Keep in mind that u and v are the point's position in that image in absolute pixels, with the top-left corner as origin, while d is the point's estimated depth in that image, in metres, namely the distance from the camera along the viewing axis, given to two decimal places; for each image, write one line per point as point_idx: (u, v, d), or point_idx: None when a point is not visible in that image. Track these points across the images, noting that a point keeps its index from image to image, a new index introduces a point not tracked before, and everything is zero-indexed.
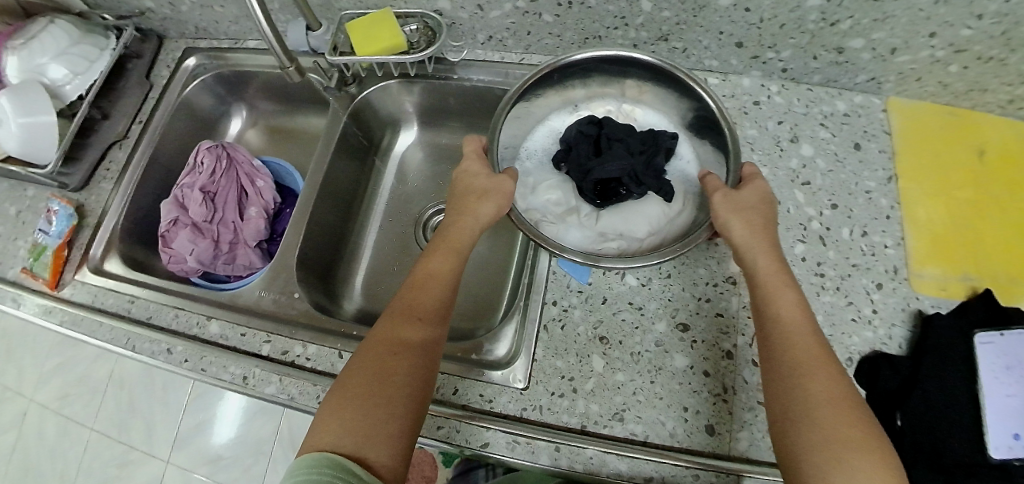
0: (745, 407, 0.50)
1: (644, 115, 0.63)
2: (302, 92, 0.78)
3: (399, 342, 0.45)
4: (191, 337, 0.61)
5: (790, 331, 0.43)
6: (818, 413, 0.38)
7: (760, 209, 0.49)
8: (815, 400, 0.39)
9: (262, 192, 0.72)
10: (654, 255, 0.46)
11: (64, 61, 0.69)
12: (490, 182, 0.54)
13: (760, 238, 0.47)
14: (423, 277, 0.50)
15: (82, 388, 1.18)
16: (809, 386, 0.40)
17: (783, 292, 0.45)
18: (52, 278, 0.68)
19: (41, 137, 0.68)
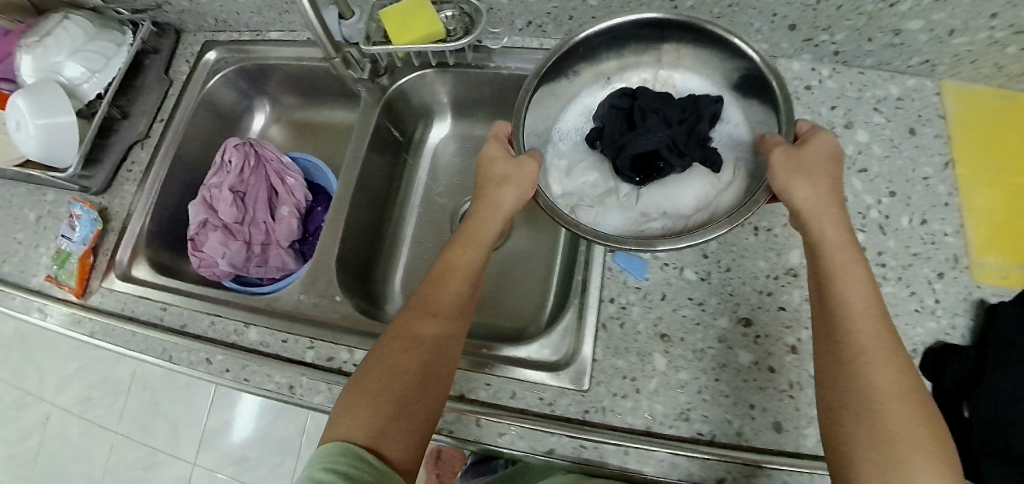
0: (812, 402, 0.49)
1: (684, 81, 0.56)
2: (329, 85, 0.75)
3: (416, 340, 0.45)
4: (229, 345, 0.58)
5: (855, 314, 0.40)
6: (876, 407, 0.37)
7: (826, 175, 0.44)
8: (875, 393, 0.37)
9: (292, 191, 0.69)
10: (696, 234, 0.41)
11: (81, 58, 0.66)
12: (511, 166, 0.49)
13: (826, 210, 0.43)
14: (444, 271, 0.49)
15: (104, 391, 1.16)
16: (870, 378, 0.38)
17: (849, 269, 0.42)
18: (78, 285, 0.65)
19: (59, 139, 0.64)
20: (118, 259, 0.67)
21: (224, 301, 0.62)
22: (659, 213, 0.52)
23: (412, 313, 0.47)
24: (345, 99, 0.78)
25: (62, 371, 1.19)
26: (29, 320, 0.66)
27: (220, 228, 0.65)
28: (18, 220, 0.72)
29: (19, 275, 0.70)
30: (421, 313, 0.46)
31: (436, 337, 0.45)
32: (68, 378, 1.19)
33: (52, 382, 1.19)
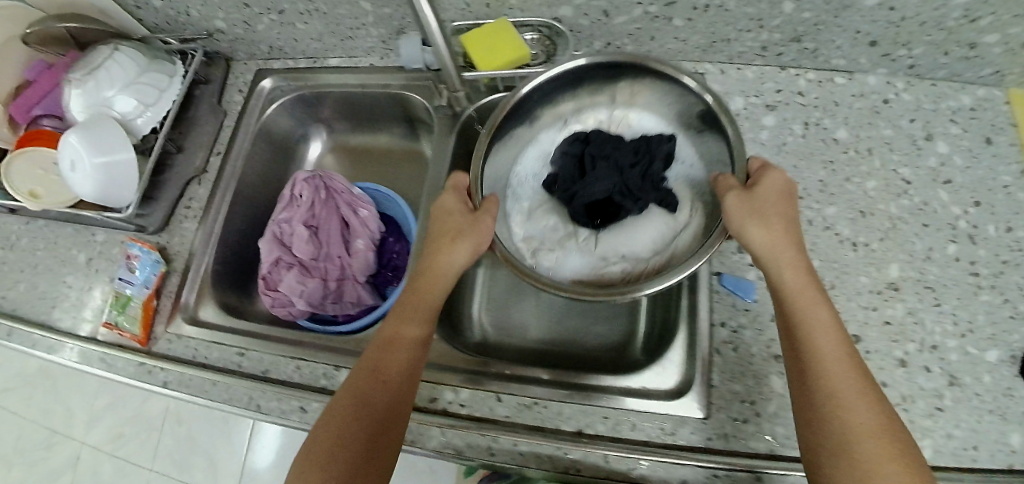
0: (923, 413, 0.50)
1: (640, 119, 0.62)
2: (385, 112, 0.75)
3: (387, 379, 0.45)
4: (319, 389, 0.55)
5: (823, 341, 0.41)
6: (856, 437, 0.37)
7: (783, 212, 0.46)
8: (849, 422, 0.38)
9: (365, 222, 0.68)
10: (653, 282, 0.44)
11: (134, 91, 0.62)
12: (467, 221, 0.51)
13: (783, 243, 0.45)
14: (405, 308, 0.50)
15: (136, 427, 1.13)
16: (841, 406, 0.38)
17: (814, 303, 0.43)
18: (143, 332, 0.62)
19: (118, 178, 0.61)
20: (183, 301, 0.64)
21: (308, 342, 0.60)
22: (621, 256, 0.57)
23: (375, 354, 0.47)
24: (399, 125, 0.77)
25: (93, 408, 1.16)
26: (92, 371, 0.63)
27: (294, 264, 0.64)
28: (69, 264, 0.69)
29: (75, 323, 0.66)
30: (385, 353, 0.47)
31: (402, 374, 0.46)
32: (98, 413, 1.15)
33: (82, 421, 1.16)
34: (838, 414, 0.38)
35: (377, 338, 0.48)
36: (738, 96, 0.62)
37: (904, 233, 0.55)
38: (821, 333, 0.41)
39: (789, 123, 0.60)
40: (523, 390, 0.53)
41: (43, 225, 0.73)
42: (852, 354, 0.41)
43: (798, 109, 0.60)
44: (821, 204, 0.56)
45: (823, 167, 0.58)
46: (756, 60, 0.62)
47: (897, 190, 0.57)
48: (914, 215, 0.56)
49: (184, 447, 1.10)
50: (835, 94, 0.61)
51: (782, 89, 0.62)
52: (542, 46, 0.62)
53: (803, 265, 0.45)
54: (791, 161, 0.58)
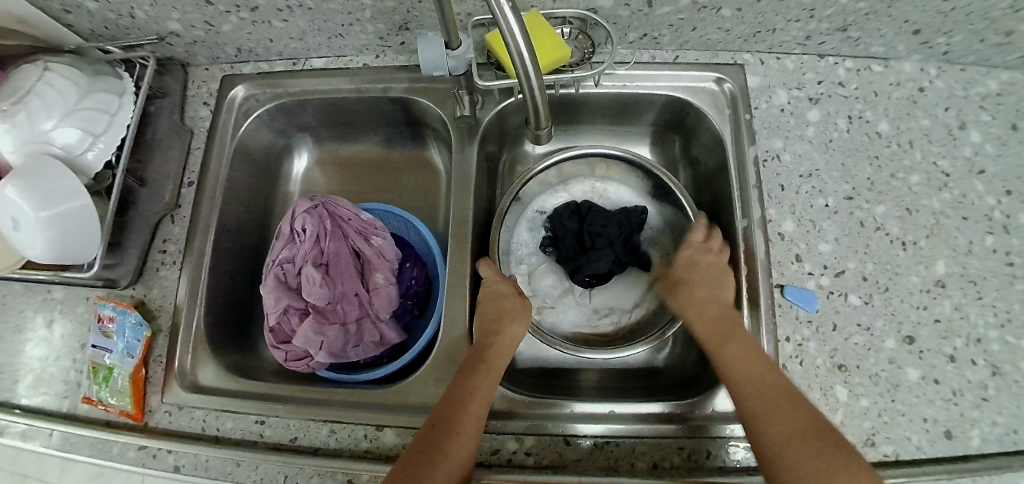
0: (971, 404, 0.50)
1: (618, 191, 0.68)
2: (382, 118, 0.66)
3: (456, 433, 0.41)
4: (364, 454, 0.49)
5: (750, 372, 0.45)
6: (789, 453, 0.40)
7: (705, 279, 0.54)
8: (781, 442, 0.41)
9: (381, 251, 0.60)
10: (632, 348, 0.54)
11: (78, 119, 0.50)
12: (520, 302, 0.53)
13: (697, 303, 0.53)
14: (479, 360, 0.48)
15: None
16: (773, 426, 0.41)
17: (732, 343, 0.48)
18: (136, 407, 0.53)
19: (75, 233, 0.49)
20: (177, 365, 0.55)
21: (340, 401, 0.52)
22: (608, 311, 0.63)
23: (441, 408, 0.44)
24: (399, 131, 0.69)
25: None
26: (78, 458, 0.54)
27: (307, 310, 0.56)
28: (31, 329, 0.60)
29: (47, 400, 0.57)
30: (454, 406, 0.43)
31: (471, 434, 0.42)
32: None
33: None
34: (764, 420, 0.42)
35: (449, 390, 0.45)
36: (781, 89, 0.61)
37: (946, 228, 0.55)
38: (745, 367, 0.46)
39: (834, 118, 0.59)
40: (591, 429, 0.49)
41: None
42: (780, 380, 0.44)
43: (840, 101, 0.60)
44: (870, 203, 0.56)
45: (869, 163, 0.57)
46: (796, 48, 0.61)
47: (938, 184, 0.57)
48: (955, 208, 0.56)
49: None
50: (874, 83, 0.60)
51: (824, 79, 0.61)
52: (576, 41, 0.56)
53: (730, 315, 0.51)
54: (841, 158, 0.58)
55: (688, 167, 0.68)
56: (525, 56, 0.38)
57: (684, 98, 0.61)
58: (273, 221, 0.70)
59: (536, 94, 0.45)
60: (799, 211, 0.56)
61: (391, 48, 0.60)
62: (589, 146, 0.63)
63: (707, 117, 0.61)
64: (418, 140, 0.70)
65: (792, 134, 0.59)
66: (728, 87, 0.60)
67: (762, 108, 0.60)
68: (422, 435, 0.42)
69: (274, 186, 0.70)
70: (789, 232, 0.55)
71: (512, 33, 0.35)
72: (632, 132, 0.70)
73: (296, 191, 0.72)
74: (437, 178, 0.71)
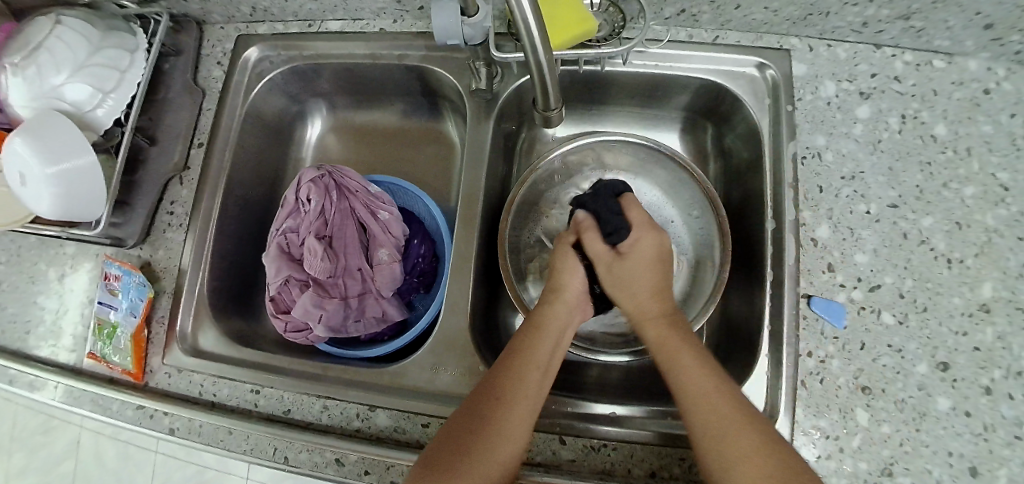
0: (1003, 442, 0.45)
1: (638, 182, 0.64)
2: (397, 86, 0.63)
3: (496, 439, 0.38)
4: (355, 433, 0.48)
5: (697, 396, 0.38)
6: (715, 442, 0.35)
7: (651, 279, 0.45)
8: (709, 436, 0.36)
9: (387, 226, 0.57)
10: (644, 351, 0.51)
11: (88, 76, 0.50)
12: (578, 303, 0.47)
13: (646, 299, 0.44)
14: (524, 353, 0.42)
15: (62, 470, 0.93)
16: (725, 457, 0.35)
17: (681, 357, 0.40)
18: (136, 366, 0.54)
19: (79, 190, 0.48)
20: (178, 328, 0.55)
21: (336, 377, 0.51)
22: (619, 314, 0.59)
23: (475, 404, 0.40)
24: (415, 101, 0.66)
25: (17, 429, 0.97)
26: (80, 412, 0.55)
27: (308, 282, 0.54)
28: (45, 282, 0.61)
29: (56, 352, 0.58)
30: (496, 403, 0.39)
31: (513, 439, 0.38)
32: (23, 441, 0.96)
33: (11, 465, 0.96)
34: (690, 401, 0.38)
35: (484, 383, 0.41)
36: (829, 80, 0.55)
37: (999, 249, 0.50)
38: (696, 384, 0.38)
39: (885, 116, 0.54)
40: (589, 431, 0.47)
41: (9, 235, 0.63)
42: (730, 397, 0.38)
43: (894, 98, 0.54)
44: (917, 214, 0.51)
45: (920, 169, 0.52)
46: (850, 36, 0.55)
47: (994, 198, 0.51)
48: (1010, 227, 0.50)
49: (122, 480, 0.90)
50: (934, 80, 0.55)
51: (878, 72, 0.55)
52: (606, 14, 0.52)
53: (675, 316, 0.44)
54: (889, 161, 0.53)
55: (720, 158, 0.64)
56: (535, 30, 0.34)
57: (721, 83, 0.56)
58: (283, 187, 0.69)
59: (548, 65, 0.39)
60: (837, 216, 0.52)
61: (409, 12, 0.57)
62: (605, 134, 0.59)
63: (745, 106, 0.56)
64: (434, 111, 0.67)
65: (836, 130, 0.54)
66: (770, 74, 0.56)
67: (806, 100, 0.55)
68: (452, 428, 0.39)
69: (285, 151, 0.68)
70: (823, 239, 0.51)
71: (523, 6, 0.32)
72: (659, 117, 0.66)
73: (309, 156, 0.70)
74: (451, 151, 0.68)
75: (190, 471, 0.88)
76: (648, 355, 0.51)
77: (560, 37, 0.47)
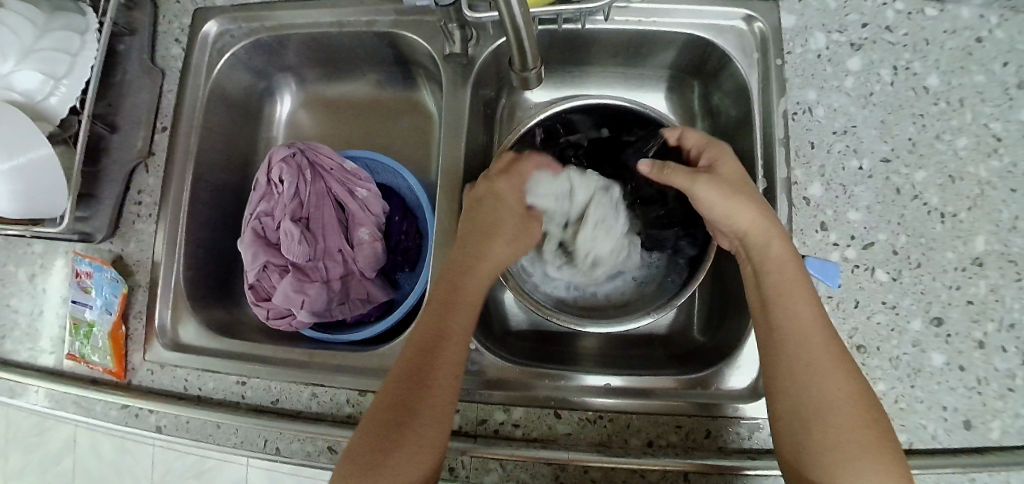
0: (995, 394, 0.45)
1: None
2: (368, 55, 0.60)
3: (405, 454, 0.36)
4: (347, 419, 0.47)
5: (811, 329, 0.38)
6: (839, 410, 0.35)
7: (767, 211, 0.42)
8: (837, 406, 0.35)
9: (366, 204, 0.55)
10: (636, 318, 0.49)
11: (38, 61, 0.48)
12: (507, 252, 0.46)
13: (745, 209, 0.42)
14: (429, 349, 0.39)
15: (59, 470, 0.92)
16: (822, 390, 0.36)
17: (791, 288, 0.40)
18: (118, 365, 0.52)
19: (40, 185, 0.46)
20: (157, 322, 0.53)
21: (322, 364, 0.49)
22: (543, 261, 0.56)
23: (376, 422, 0.37)
24: (388, 71, 0.63)
25: (11, 431, 0.95)
26: (64, 415, 0.53)
27: (287, 267, 0.52)
28: (16, 282, 0.58)
29: (35, 353, 0.56)
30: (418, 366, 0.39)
31: (426, 437, 0.36)
32: (17, 442, 0.95)
33: (6, 468, 0.94)
34: (821, 376, 0.36)
35: (381, 396, 0.38)
36: (819, 31, 0.53)
37: (992, 201, 0.49)
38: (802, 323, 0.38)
39: (877, 68, 0.52)
40: (584, 404, 0.47)
41: None
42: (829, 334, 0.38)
43: (887, 48, 0.52)
44: (910, 168, 0.50)
45: (912, 122, 0.51)
46: None
47: (987, 149, 0.50)
48: (1003, 179, 0.49)
49: (122, 476, 0.90)
50: (926, 28, 0.53)
51: (869, 21, 0.53)
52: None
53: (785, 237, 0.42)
54: (881, 114, 0.51)
55: (708, 118, 0.62)
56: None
57: (708, 39, 0.54)
58: (255, 170, 0.66)
59: (518, 23, 0.36)
60: (829, 174, 0.50)
61: None
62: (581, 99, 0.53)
63: (733, 62, 0.54)
64: (408, 80, 0.64)
65: (827, 84, 0.52)
66: (757, 27, 0.53)
67: (796, 53, 0.53)
68: (362, 442, 0.36)
69: (255, 132, 0.65)
70: (815, 198, 0.50)
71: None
72: (645, 78, 0.64)
73: (281, 135, 0.67)
74: (429, 123, 0.65)
75: (190, 463, 0.87)
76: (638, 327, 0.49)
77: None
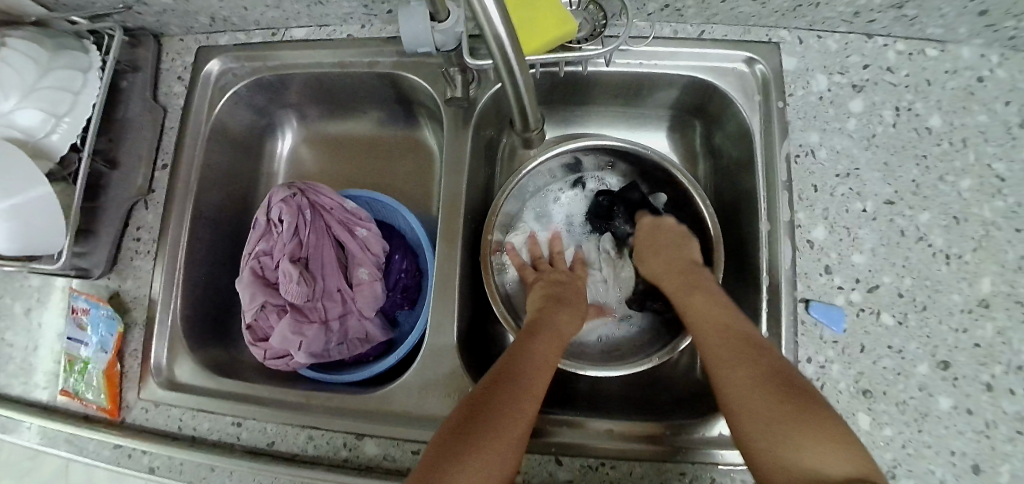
0: (1005, 439, 0.44)
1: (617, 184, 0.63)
2: (371, 94, 0.60)
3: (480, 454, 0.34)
4: (343, 464, 0.47)
5: (712, 330, 0.44)
6: (747, 395, 0.38)
7: (680, 259, 0.52)
8: (742, 392, 0.38)
9: (366, 243, 0.55)
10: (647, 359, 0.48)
11: (39, 100, 0.47)
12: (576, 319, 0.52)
13: (660, 264, 0.54)
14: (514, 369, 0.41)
15: None
16: (735, 384, 0.39)
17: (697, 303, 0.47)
18: (111, 403, 0.52)
19: (37, 224, 0.46)
20: (153, 360, 0.52)
21: (319, 406, 0.49)
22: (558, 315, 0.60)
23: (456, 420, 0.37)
24: (390, 110, 0.63)
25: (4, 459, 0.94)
26: (56, 453, 0.52)
27: (285, 308, 0.51)
28: (11, 317, 0.58)
29: (28, 390, 0.56)
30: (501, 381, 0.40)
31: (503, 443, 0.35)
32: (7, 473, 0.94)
33: None
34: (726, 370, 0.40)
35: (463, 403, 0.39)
36: (820, 73, 0.54)
37: (997, 241, 0.49)
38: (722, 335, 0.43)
39: (879, 109, 0.52)
40: (586, 450, 0.46)
41: None
42: (745, 337, 0.42)
43: (887, 89, 0.53)
44: (913, 209, 0.50)
45: (915, 163, 0.51)
46: (841, 26, 0.53)
47: (990, 190, 0.50)
48: (1008, 219, 0.49)
49: None
50: (927, 69, 0.53)
51: (870, 63, 0.53)
52: (586, 12, 0.50)
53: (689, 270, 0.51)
54: (884, 156, 0.51)
55: (709, 156, 0.62)
56: (506, 41, 0.31)
57: (709, 80, 0.54)
58: (257, 205, 0.66)
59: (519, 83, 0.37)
60: (831, 216, 0.50)
61: (378, 17, 0.54)
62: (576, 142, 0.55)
63: (735, 104, 0.54)
64: (410, 118, 0.64)
65: (829, 126, 0.52)
66: (758, 69, 0.54)
67: (797, 95, 0.53)
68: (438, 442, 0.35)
69: (257, 166, 0.65)
70: (819, 240, 0.49)
71: (493, 22, 0.28)
72: (647, 115, 0.64)
73: (283, 170, 0.67)
74: (431, 160, 0.65)
75: None
76: (650, 366, 0.49)
77: (548, 39, 0.45)
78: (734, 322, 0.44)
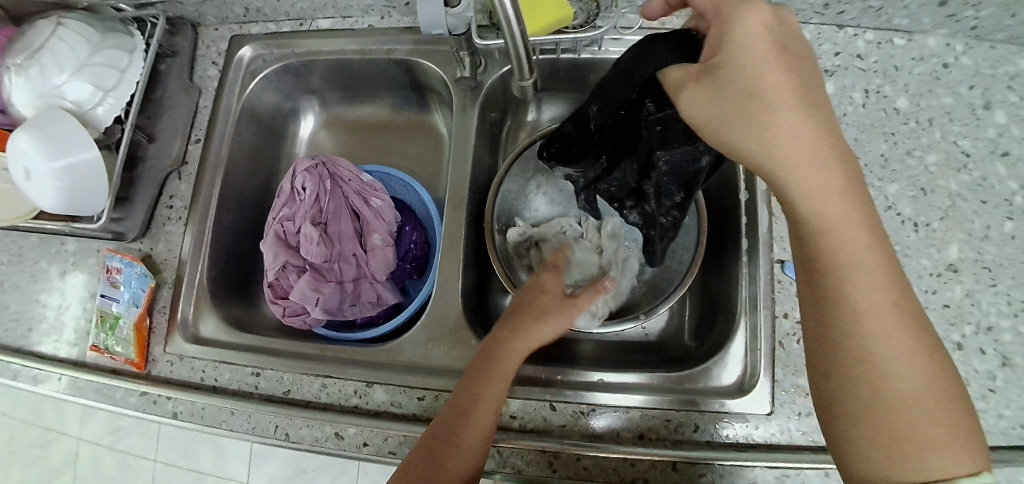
0: (974, 393, 0.47)
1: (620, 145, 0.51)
2: (386, 81, 0.66)
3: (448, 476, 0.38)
4: (353, 409, 0.50)
5: (856, 273, 0.32)
6: (883, 378, 0.31)
7: (822, 137, 0.31)
8: (873, 370, 0.31)
9: (379, 213, 0.60)
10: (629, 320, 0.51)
11: (88, 75, 0.52)
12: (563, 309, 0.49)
13: (797, 139, 0.30)
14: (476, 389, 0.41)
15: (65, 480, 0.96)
16: (873, 355, 0.31)
17: (842, 220, 0.32)
18: (139, 356, 0.55)
19: (83, 185, 0.51)
20: (179, 316, 0.56)
21: (332, 358, 0.53)
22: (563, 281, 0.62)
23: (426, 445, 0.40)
24: (403, 95, 0.69)
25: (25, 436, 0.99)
26: (85, 403, 0.56)
27: (304, 268, 0.56)
28: (48, 279, 0.62)
29: (60, 346, 0.60)
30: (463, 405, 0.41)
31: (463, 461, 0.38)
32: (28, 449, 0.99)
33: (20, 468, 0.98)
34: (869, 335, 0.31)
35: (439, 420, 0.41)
36: None
37: (963, 212, 0.52)
38: (873, 286, 0.32)
39: (850, 91, 0.57)
40: (580, 398, 0.49)
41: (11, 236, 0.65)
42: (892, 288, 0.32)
43: (858, 74, 0.57)
44: (883, 181, 0.54)
45: (884, 139, 0.55)
46: (815, 17, 0.58)
47: (956, 165, 0.54)
48: (974, 191, 0.53)
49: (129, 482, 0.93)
50: (896, 56, 0.58)
51: (842, 50, 0.58)
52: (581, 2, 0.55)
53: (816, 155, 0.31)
54: (855, 133, 0.55)
55: None
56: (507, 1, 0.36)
57: None
58: (277, 183, 0.71)
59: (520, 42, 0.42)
60: None
61: (396, 9, 0.60)
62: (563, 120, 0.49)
63: None
64: (421, 103, 0.69)
65: None
66: None
67: None
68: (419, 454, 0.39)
69: (278, 147, 0.70)
70: None
71: None
72: None
73: (301, 152, 0.72)
74: (440, 142, 0.70)
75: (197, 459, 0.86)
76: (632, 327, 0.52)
77: (542, 24, 0.50)
78: (878, 261, 0.32)
